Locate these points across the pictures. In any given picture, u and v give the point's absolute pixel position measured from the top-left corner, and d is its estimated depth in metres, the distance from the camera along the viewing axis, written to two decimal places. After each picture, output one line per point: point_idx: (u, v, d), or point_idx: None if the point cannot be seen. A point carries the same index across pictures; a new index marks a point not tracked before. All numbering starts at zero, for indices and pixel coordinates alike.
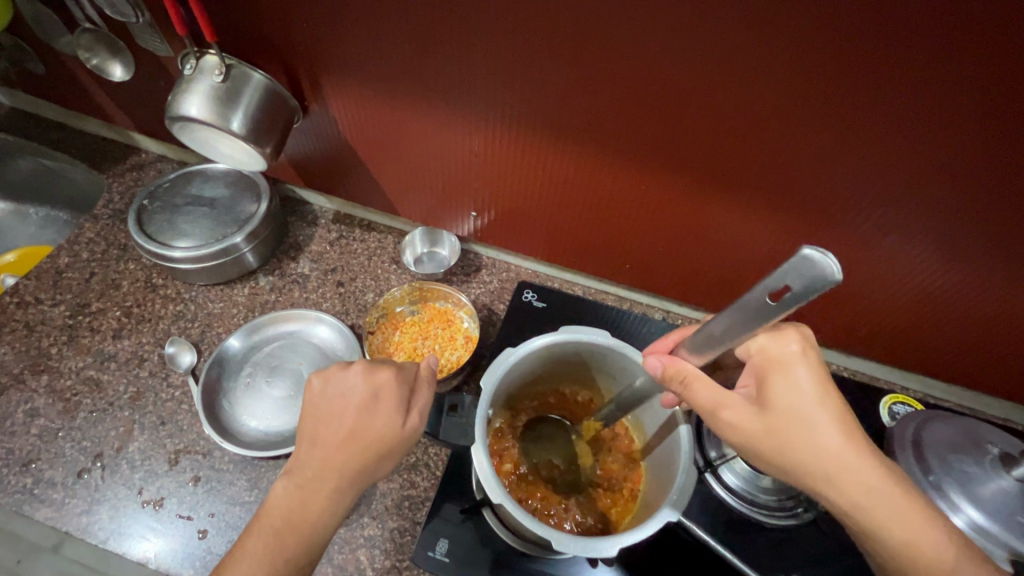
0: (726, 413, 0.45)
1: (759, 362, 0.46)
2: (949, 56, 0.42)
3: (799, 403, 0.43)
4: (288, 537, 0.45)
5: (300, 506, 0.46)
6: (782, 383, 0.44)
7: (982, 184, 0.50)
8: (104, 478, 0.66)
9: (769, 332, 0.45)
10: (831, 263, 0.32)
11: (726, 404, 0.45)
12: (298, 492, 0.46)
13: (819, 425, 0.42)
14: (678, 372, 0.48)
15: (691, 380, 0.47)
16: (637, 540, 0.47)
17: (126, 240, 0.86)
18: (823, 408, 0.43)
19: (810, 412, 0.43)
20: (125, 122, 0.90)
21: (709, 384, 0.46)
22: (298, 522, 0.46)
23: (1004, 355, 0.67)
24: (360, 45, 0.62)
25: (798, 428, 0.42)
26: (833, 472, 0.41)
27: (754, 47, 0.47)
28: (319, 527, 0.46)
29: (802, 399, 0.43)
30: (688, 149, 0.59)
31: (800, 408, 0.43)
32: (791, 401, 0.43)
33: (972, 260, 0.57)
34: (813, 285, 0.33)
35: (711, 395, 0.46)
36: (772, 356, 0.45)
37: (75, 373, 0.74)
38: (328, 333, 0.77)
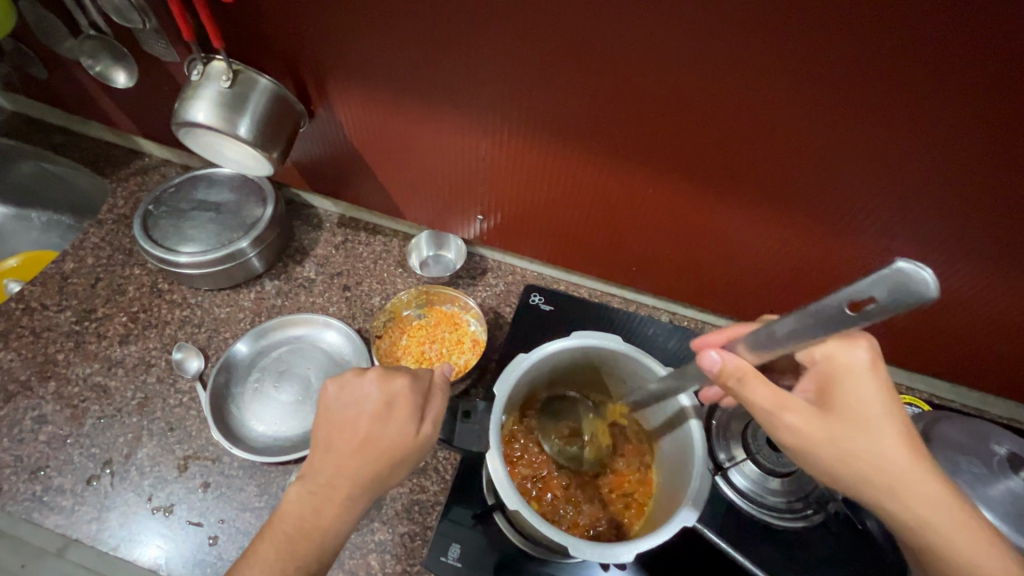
0: (789, 416, 0.44)
1: (825, 367, 0.46)
2: (961, 63, 0.42)
3: (865, 410, 0.44)
4: (301, 544, 0.45)
5: (314, 513, 0.46)
6: (851, 389, 0.44)
7: (991, 188, 0.50)
8: (114, 485, 0.66)
9: (839, 339, 0.46)
10: (930, 278, 0.31)
11: (789, 408, 0.44)
12: (312, 499, 0.47)
13: (883, 433, 0.43)
14: (737, 370, 0.45)
15: (751, 380, 0.45)
16: (652, 546, 0.47)
17: (131, 245, 0.86)
18: (888, 417, 0.43)
19: (876, 421, 0.43)
20: (129, 127, 0.90)
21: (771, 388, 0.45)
22: (311, 529, 0.46)
23: (1011, 356, 0.67)
24: (367, 50, 0.62)
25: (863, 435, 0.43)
26: (894, 481, 0.42)
27: (765, 52, 0.47)
28: (332, 534, 0.46)
29: (868, 407, 0.44)
30: (698, 154, 0.59)
31: (866, 415, 0.44)
32: (857, 408, 0.44)
33: (980, 262, 0.58)
34: (908, 299, 0.32)
35: (774, 397, 0.44)
36: (841, 363, 0.45)
37: (82, 379, 0.74)
38: (337, 338, 0.77)
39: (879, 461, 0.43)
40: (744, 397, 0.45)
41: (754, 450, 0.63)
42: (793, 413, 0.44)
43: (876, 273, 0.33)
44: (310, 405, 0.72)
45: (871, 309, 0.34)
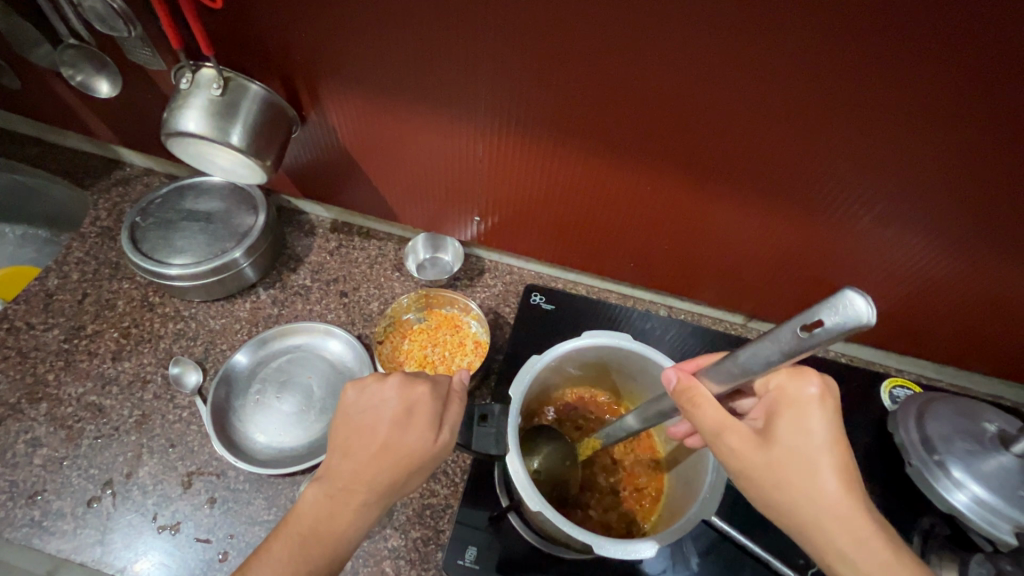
0: (727, 439, 0.44)
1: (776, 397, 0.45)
2: (954, 58, 0.44)
3: (802, 445, 0.42)
4: (314, 549, 0.45)
5: (330, 518, 0.46)
6: (795, 422, 0.43)
7: (980, 177, 0.52)
8: (116, 506, 0.65)
9: (790, 373, 0.45)
10: (865, 308, 0.30)
11: (728, 431, 0.44)
12: (330, 506, 0.46)
13: (820, 471, 0.41)
14: (688, 392, 0.46)
15: (699, 399, 0.45)
16: (674, 539, 0.49)
17: (118, 259, 0.84)
18: (828, 455, 0.42)
19: (815, 458, 0.42)
20: (109, 136, 0.87)
21: (717, 407, 0.44)
22: (324, 534, 0.45)
23: (994, 334, 0.70)
24: (363, 55, 0.61)
25: (796, 470, 0.41)
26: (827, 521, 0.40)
27: (763, 48, 0.48)
28: (346, 539, 0.46)
29: (813, 443, 0.42)
30: (697, 153, 0.60)
31: (805, 450, 0.42)
32: (798, 442, 0.42)
33: (967, 248, 0.60)
34: (846, 326, 0.31)
35: (716, 419, 0.44)
36: (790, 395, 0.44)
37: (75, 399, 0.72)
38: (339, 347, 0.76)
39: (814, 501, 0.41)
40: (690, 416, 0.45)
41: None
42: (733, 437, 0.44)
43: (823, 300, 0.32)
44: (314, 414, 0.71)
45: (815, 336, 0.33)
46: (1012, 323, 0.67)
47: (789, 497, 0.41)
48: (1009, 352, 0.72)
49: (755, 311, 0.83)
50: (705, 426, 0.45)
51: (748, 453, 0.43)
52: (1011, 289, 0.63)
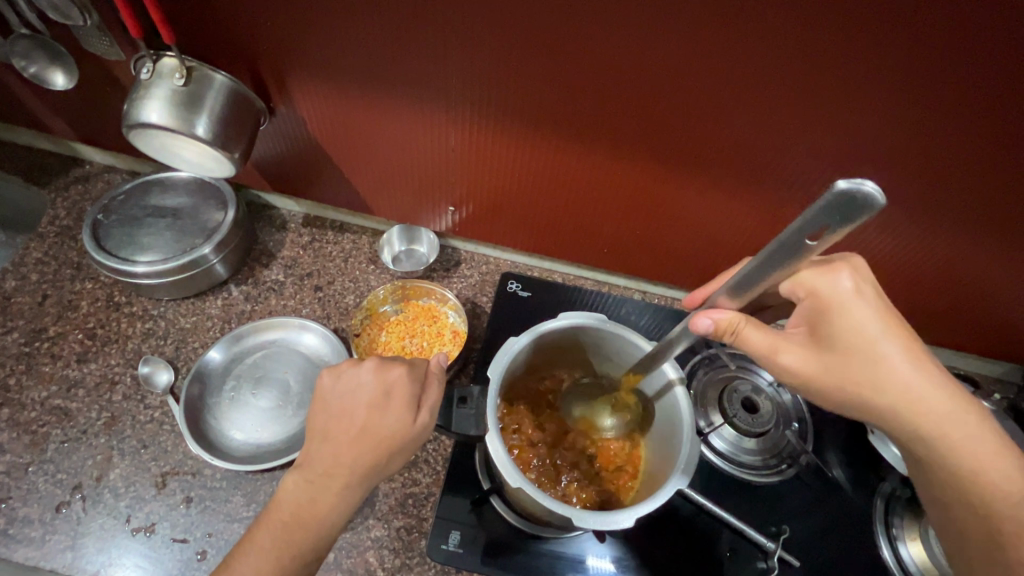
0: (785, 355, 0.46)
1: (811, 302, 0.46)
2: (899, 42, 0.46)
3: (861, 338, 0.44)
4: (296, 534, 0.46)
5: (312, 504, 0.47)
6: (844, 320, 0.44)
7: (929, 155, 0.55)
8: (87, 510, 0.63)
9: (819, 271, 0.45)
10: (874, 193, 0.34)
11: (783, 348, 0.46)
12: (311, 488, 0.47)
13: (886, 353, 0.44)
14: (732, 325, 0.47)
15: (745, 328, 0.47)
16: (651, 509, 0.50)
17: (80, 258, 0.81)
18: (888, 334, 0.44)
19: (879, 342, 0.44)
20: (65, 131, 0.84)
21: (763, 331, 0.46)
22: (306, 518, 0.46)
23: (948, 306, 0.74)
24: (329, 42, 0.60)
25: (867, 361, 0.44)
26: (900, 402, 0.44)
27: (722, 33, 0.49)
28: (328, 524, 0.47)
29: (867, 332, 0.44)
30: (664, 139, 0.62)
31: (869, 339, 0.44)
32: (857, 337, 0.44)
33: (921, 226, 0.63)
34: (860, 213, 0.35)
35: (767, 340, 0.46)
36: (826, 296, 0.45)
37: (39, 403, 0.69)
38: (315, 341, 0.75)
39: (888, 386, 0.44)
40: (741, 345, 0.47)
41: (732, 415, 0.67)
42: (788, 352, 0.46)
43: (824, 198, 0.36)
44: (291, 409, 0.70)
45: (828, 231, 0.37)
46: (964, 296, 0.71)
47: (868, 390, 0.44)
48: (962, 324, 0.76)
49: None
50: (759, 350, 0.47)
51: (808, 363, 0.46)
52: (960, 263, 0.66)
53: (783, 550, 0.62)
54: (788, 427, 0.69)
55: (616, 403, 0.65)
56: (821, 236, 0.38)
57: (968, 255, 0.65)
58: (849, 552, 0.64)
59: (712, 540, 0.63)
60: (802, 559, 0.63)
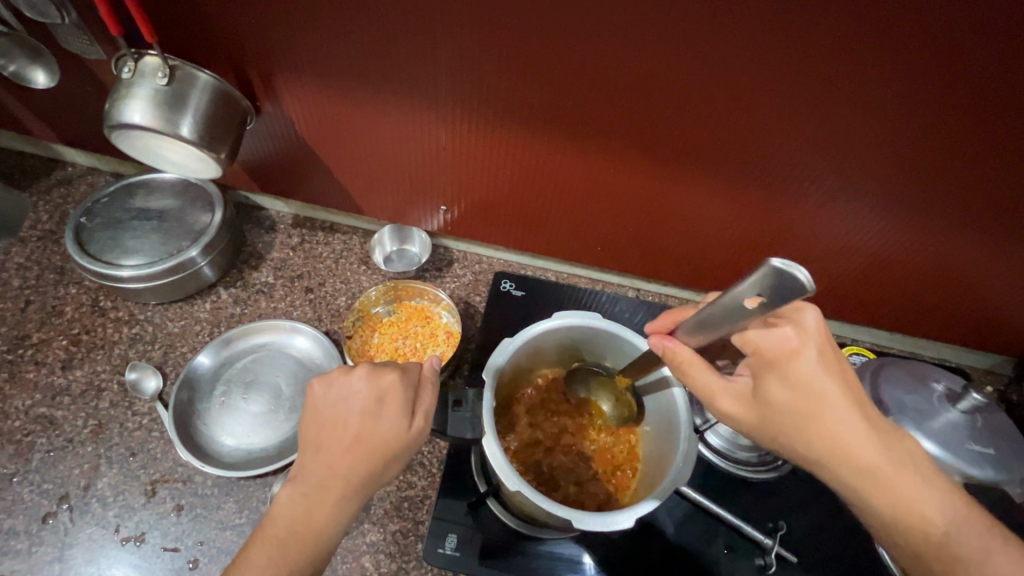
0: (721, 402, 0.46)
1: (753, 358, 0.44)
2: (892, 36, 0.46)
3: (799, 394, 0.42)
4: (292, 549, 0.45)
5: (307, 516, 0.46)
6: (779, 377, 0.43)
7: (921, 150, 0.55)
8: (74, 521, 0.62)
9: (762, 329, 0.43)
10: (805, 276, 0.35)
11: (720, 394, 0.46)
12: (304, 496, 0.46)
13: (825, 410, 0.42)
14: (677, 357, 0.48)
15: (688, 364, 0.48)
16: (649, 510, 0.49)
17: (63, 263, 0.79)
18: (831, 393, 0.42)
19: (818, 400, 0.42)
20: (46, 132, 0.82)
21: (707, 374, 0.47)
22: (302, 531, 0.46)
23: (938, 299, 0.74)
24: (315, 39, 0.59)
25: (802, 418, 0.42)
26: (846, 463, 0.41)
27: (715, 29, 0.49)
28: (323, 534, 0.46)
29: (807, 389, 0.42)
30: (656, 135, 0.61)
31: (807, 396, 0.42)
32: (794, 393, 0.42)
33: (911, 218, 0.63)
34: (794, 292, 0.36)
35: (706, 381, 0.47)
36: (768, 352, 0.43)
37: (24, 412, 0.68)
38: (306, 344, 0.74)
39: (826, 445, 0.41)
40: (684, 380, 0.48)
41: None
42: (725, 399, 0.46)
43: (764, 269, 0.37)
44: (282, 413, 0.69)
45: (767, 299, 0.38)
46: (954, 289, 0.71)
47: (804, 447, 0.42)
48: (952, 316, 0.76)
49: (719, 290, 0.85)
50: (699, 389, 0.47)
51: (747, 412, 0.45)
52: (950, 257, 0.67)
53: (781, 546, 0.62)
54: None
55: (618, 397, 0.64)
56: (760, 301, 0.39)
57: (958, 248, 0.65)
58: (845, 547, 0.64)
59: (710, 537, 0.63)
60: (799, 554, 0.63)
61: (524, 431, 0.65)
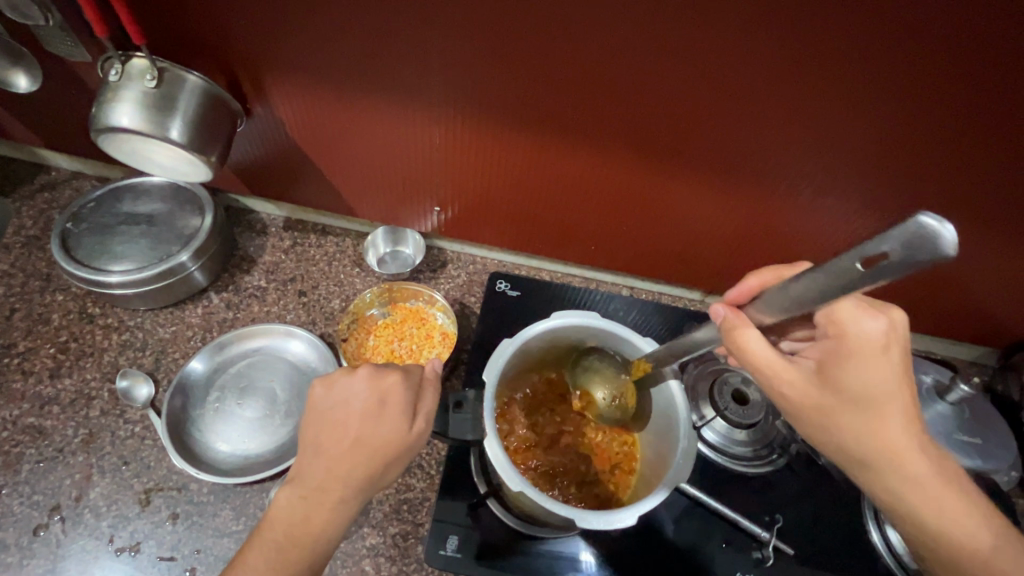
0: (783, 383, 0.43)
1: (834, 341, 0.43)
2: (879, 36, 0.47)
3: (869, 392, 0.42)
4: (292, 552, 0.45)
5: (305, 521, 0.45)
6: (854, 368, 0.42)
7: (909, 147, 0.56)
8: (67, 532, 0.61)
9: (851, 312, 0.43)
10: (947, 236, 0.30)
11: (784, 375, 0.43)
12: (305, 501, 0.46)
13: (891, 410, 0.42)
14: (736, 332, 0.45)
15: (744, 340, 0.44)
16: (651, 507, 0.50)
17: (49, 269, 0.78)
18: (901, 394, 0.42)
19: (888, 400, 0.42)
20: (28, 136, 0.80)
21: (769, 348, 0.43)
22: (301, 536, 0.45)
23: (925, 294, 0.76)
24: (306, 41, 0.59)
25: (871, 413, 0.42)
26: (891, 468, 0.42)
27: (706, 29, 0.50)
28: (321, 537, 0.46)
29: (877, 386, 0.42)
30: (650, 134, 0.62)
31: (881, 394, 0.42)
32: (864, 389, 0.42)
33: (899, 215, 0.64)
34: (922, 253, 0.30)
35: (769, 357, 0.43)
36: (854, 339, 0.43)
37: (12, 422, 0.66)
38: (302, 348, 0.73)
39: (880, 444, 0.42)
40: (742, 354, 0.44)
41: (722, 407, 0.68)
42: (786, 381, 0.43)
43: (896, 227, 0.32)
44: (278, 418, 0.68)
45: (882, 266, 0.32)
46: (941, 283, 0.73)
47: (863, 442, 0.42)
48: (939, 310, 0.78)
49: (711, 287, 0.86)
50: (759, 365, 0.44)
51: (807, 399, 0.43)
52: None
53: (778, 539, 0.63)
54: (777, 416, 0.69)
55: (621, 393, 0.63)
56: (872, 267, 0.33)
57: (944, 243, 0.67)
58: (839, 538, 0.65)
59: (708, 532, 0.64)
60: (795, 547, 0.64)
61: (523, 430, 0.65)
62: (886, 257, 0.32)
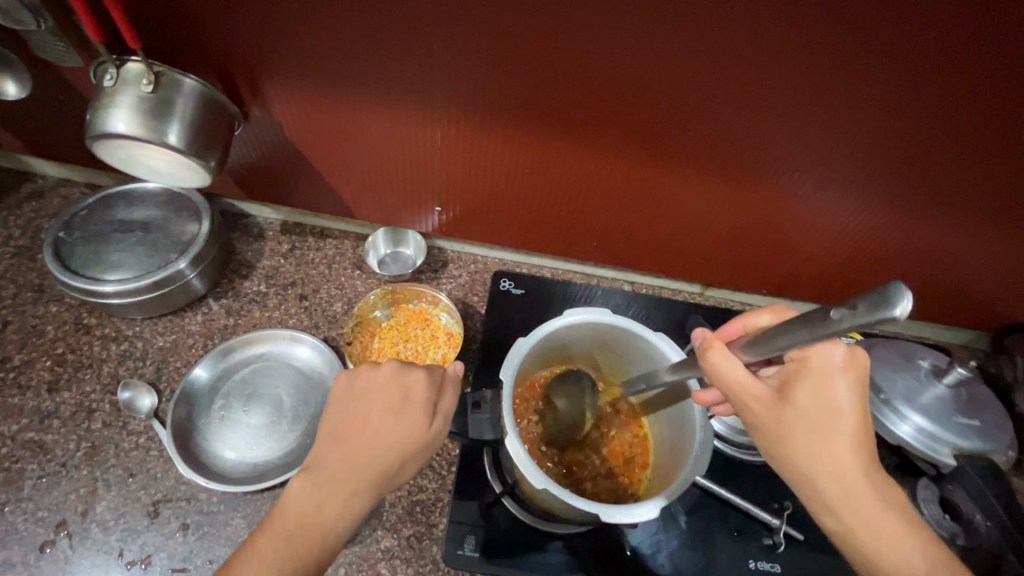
0: (746, 402, 0.45)
1: (796, 367, 0.44)
2: (878, 30, 0.48)
3: (824, 420, 0.43)
4: (298, 542, 0.43)
5: (319, 510, 0.45)
6: (812, 393, 0.43)
7: (907, 139, 0.57)
8: (75, 548, 0.59)
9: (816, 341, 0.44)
10: (900, 309, 0.31)
11: (747, 394, 0.45)
12: (324, 500, 0.45)
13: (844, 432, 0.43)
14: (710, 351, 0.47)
15: (719, 358, 0.46)
16: (673, 498, 0.51)
17: (41, 280, 0.76)
18: (853, 417, 0.43)
19: (842, 423, 0.43)
20: (14, 144, 0.78)
21: (735, 364, 0.45)
22: (312, 525, 0.44)
23: (920, 281, 0.77)
24: (306, 43, 0.58)
25: (820, 433, 0.43)
26: (839, 498, 0.42)
27: (709, 25, 0.50)
28: (333, 534, 0.45)
29: (831, 413, 0.43)
30: (652, 130, 0.62)
31: (835, 416, 0.43)
32: (819, 415, 0.43)
33: (895, 205, 0.66)
34: (875, 312, 0.32)
35: (735, 377, 0.45)
36: (815, 364, 0.44)
37: (10, 438, 0.65)
38: (307, 353, 0.73)
39: (829, 469, 0.43)
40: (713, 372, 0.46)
41: None
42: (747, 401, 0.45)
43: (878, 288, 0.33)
44: (285, 424, 0.68)
45: (847, 315, 0.35)
46: (935, 270, 0.75)
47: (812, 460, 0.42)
48: (933, 297, 0.80)
49: (711, 280, 0.87)
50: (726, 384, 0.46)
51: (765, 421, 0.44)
52: (931, 240, 0.70)
53: (788, 525, 0.64)
54: None
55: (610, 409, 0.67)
56: (839, 318, 0.35)
57: (939, 232, 0.68)
58: None
59: (720, 521, 0.65)
60: (805, 532, 0.65)
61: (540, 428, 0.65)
62: (853, 311, 0.34)
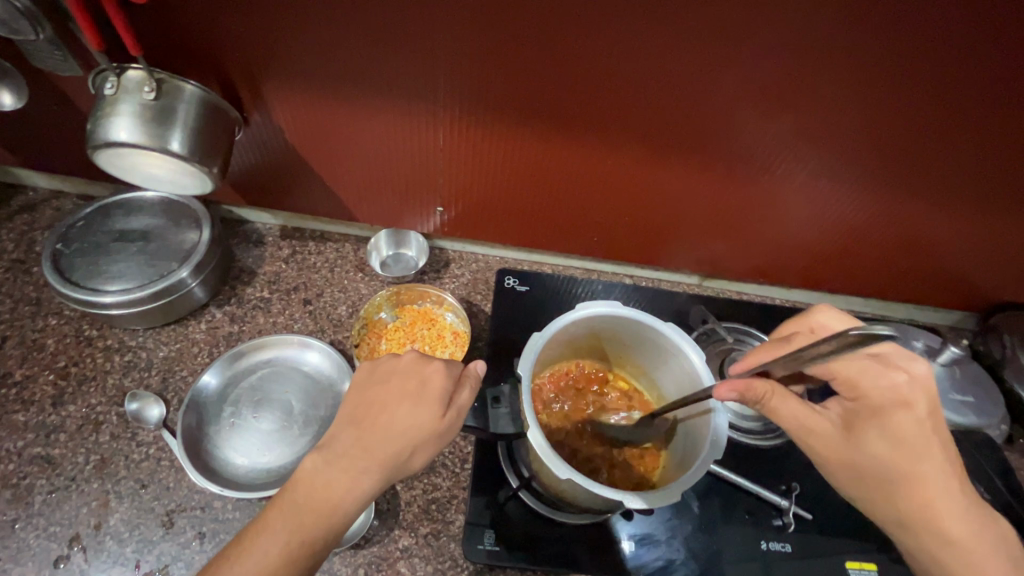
0: (813, 434, 0.49)
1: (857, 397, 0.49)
2: (869, 22, 0.50)
3: (898, 446, 0.45)
4: (307, 517, 0.44)
5: (328, 486, 0.45)
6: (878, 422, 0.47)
7: (898, 127, 0.59)
8: (89, 561, 0.59)
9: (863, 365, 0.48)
10: None
11: (812, 427, 0.49)
12: (332, 478, 0.45)
13: (916, 456, 0.45)
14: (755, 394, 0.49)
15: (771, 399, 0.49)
16: (692, 480, 0.52)
17: (39, 294, 0.75)
18: (923, 441, 0.46)
19: (910, 440, 0.45)
20: (3, 156, 0.76)
21: (790, 400, 0.49)
22: (319, 502, 0.44)
23: (910, 265, 0.80)
24: (306, 45, 0.58)
25: (893, 457, 0.45)
26: (930, 521, 0.44)
27: (706, 20, 0.51)
28: (340, 511, 0.44)
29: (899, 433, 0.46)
30: (653, 126, 0.63)
31: (903, 435, 0.46)
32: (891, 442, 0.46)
33: (887, 192, 0.68)
34: None
35: (792, 411, 0.49)
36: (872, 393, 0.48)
37: (16, 454, 0.64)
38: (315, 357, 0.73)
39: (917, 496, 0.45)
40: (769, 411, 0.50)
41: None
42: (814, 433, 0.49)
43: None
44: (297, 429, 0.68)
45: None
46: (925, 254, 0.77)
47: (887, 480, 0.45)
48: (922, 280, 0.82)
49: (709, 271, 0.89)
50: (782, 418, 0.49)
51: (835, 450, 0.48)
52: (921, 224, 0.72)
53: (797, 506, 0.66)
54: None
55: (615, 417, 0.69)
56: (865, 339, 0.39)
57: (928, 216, 0.70)
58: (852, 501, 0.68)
59: (731, 506, 0.66)
60: (814, 513, 0.67)
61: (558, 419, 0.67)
62: None
